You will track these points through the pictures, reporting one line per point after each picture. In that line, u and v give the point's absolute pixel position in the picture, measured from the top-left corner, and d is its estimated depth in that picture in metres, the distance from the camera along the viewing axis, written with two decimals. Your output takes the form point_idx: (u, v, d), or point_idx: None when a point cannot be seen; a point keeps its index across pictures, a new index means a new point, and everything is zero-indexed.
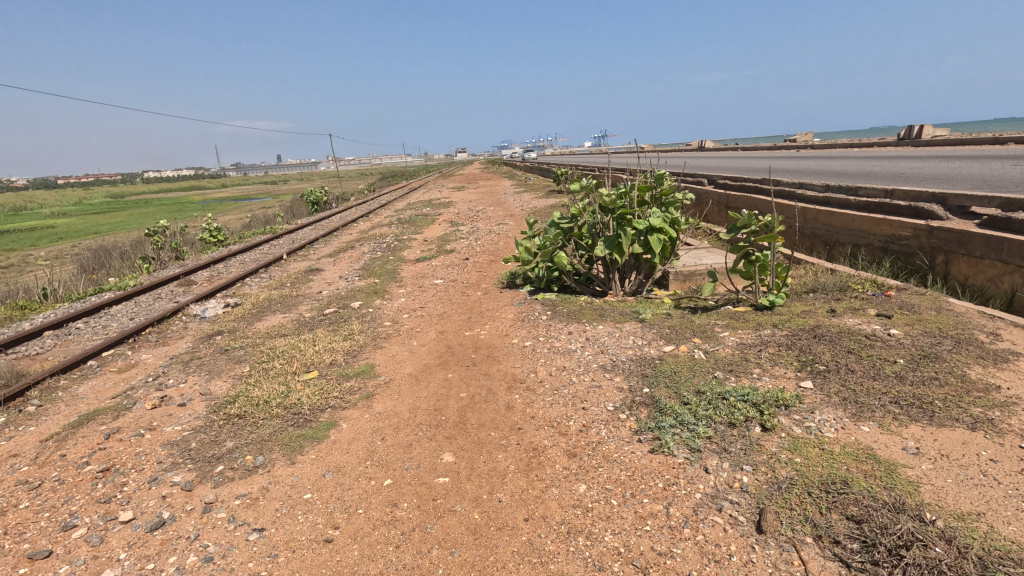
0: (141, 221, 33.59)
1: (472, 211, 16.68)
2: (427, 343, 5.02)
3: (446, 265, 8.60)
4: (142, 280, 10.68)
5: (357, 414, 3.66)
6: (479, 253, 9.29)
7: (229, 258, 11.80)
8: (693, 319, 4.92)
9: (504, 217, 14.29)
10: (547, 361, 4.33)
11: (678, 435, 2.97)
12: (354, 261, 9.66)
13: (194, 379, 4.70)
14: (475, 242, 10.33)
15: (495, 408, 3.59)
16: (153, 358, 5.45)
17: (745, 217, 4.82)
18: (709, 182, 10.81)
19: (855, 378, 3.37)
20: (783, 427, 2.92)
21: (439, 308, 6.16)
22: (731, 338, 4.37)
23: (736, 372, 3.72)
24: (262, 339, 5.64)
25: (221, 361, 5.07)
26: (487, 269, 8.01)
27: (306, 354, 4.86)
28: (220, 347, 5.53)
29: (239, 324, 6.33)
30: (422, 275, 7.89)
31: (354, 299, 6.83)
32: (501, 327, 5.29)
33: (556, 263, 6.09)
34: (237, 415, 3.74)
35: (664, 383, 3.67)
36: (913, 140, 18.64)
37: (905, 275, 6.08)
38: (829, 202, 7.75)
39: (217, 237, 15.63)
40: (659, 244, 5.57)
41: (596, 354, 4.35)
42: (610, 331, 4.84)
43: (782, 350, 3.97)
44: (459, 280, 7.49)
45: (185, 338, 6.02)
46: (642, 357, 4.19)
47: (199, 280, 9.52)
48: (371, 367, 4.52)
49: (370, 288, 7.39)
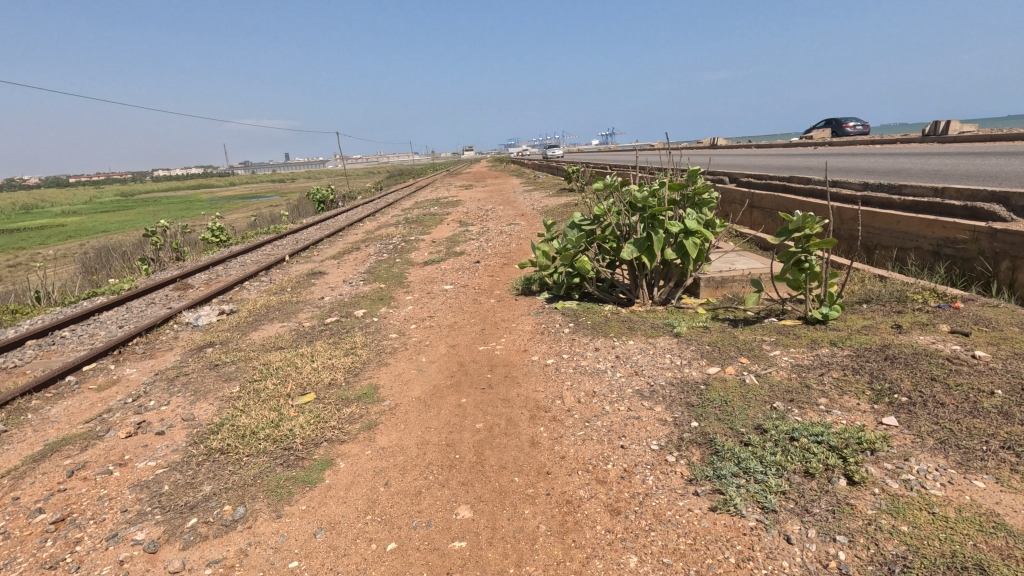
0: (147, 220, 33.37)
1: (482, 210, 16.18)
2: (437, 360, 4.51)
3: (456, 268, 8.09)
4: (139, 282, 10.25)
5: (357, 450, 3.16)
6: (490, 256, 8.77)
7: (230, 259, 11.36)
8: (736, 334, 4.38)
9: (515, 217, 13.77)
10: (574, 384, 3.80)
11: (744, 489, 2.44)
12: (359, 264, 9.17)
13: (177, 401, 4.22)
14: (486, 244, 9.81)
15: (517, 445, 3.08)
16: (137, 374, 4.97)
17: (798, 219, 4.26)
18: (733, 182, 10.23)
19: (948, 413, 2.83)
20: (875, 481, 2.38)
21: (450, 317, 5.65)
22: (783, 357, 3.82)
23: (799, 402, 3.18)
24: (257, 352, 5.15)
25: (209, 379, 4.59)
26: (500, 274, 7.49)
27: (302, 373, 4.37)
28: (210, 362, 5.05)
29: (234, 334, 5.85)
30: (431, 280, 7.39)
31: (358, 307, 6.33)
32: (519, 342, 4.77)
33: (578, 269, 5.58)
34: (219, 450, 3.25)
35: (715, 415, 3.13)
36: (939, 136, 17.95)
37: (963, 283, 5.50)
38: (870, 201, 7.16)
39: (219, 237, 15.20)
40: (693, 249, 5.06)
41: (630, 377, 3.83)
42: (643, 348, 4.31)
43: (849, 374, 3.42)
44: (470, 285, 6.98)
45: (174, 350, 5.56)
46: (684, 381, 3.66)
47: (196, 284, 9.07)
48: (374, 390, 4.01)
49: (375, 294, 6.89)
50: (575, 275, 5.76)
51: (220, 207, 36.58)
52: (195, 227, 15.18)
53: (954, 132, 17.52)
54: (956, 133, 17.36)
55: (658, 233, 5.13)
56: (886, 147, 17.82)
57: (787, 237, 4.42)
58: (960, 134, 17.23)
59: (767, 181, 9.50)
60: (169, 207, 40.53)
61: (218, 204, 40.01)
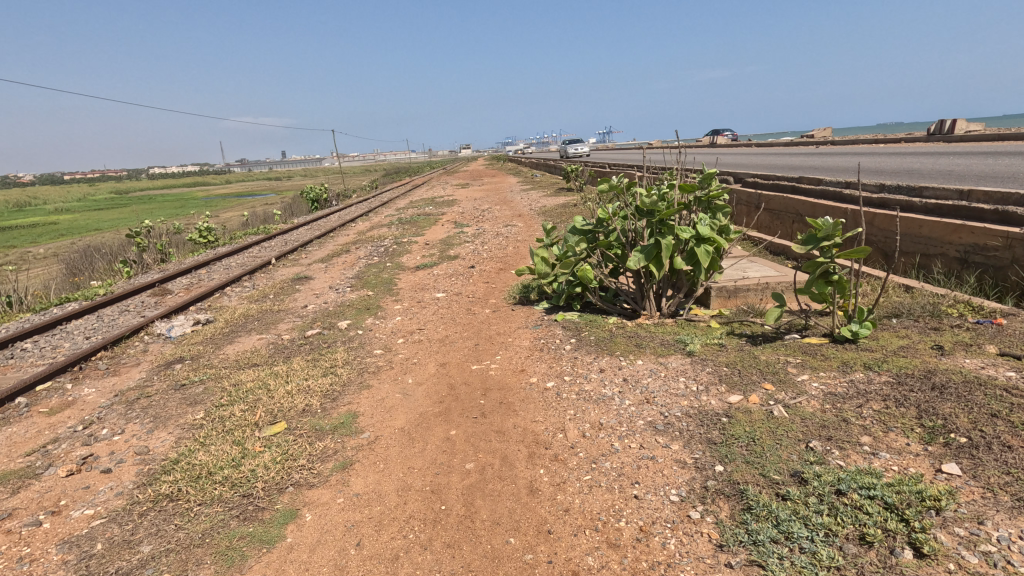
0: (138, 218, 32.77)
1: (478, 210, 15.73)
2: (425, 382, 4.07)
3: (449, 273, 7.65)
4: (118, 287, 9.78)
5: (328, 497, 2.72)
6: (485, 260, 8.32)
7: (214, 262, 10.88)
8: (756, 354, 3.95)
9: (512, 218, 13.35)
10: (578, 415, 3.37)
11: (788, 563, 2.01)
12: (347, 268, 8.74)
13: (133, 429, 3.77)
14: (481, 247, 9.35)
15: (513, 494, 2.65)
16: (95, 394, 4.52)
17: (827, 227, 3.79)
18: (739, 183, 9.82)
19: (1020, 458, 2.40)
20: (950, 554, 1.95)
21: (440, 330, 5.21)
22: (813, 384, 3.39)
23: (838, 442, 2.76)
24: (228, 370, 4.71)
25: (173, 402, 4.15)
26: (496, 281, 7.06)
27: (274, 397, 3.93)
28: (176, 380, 4.60)
29: (207, 348, 5.40)
30: (422, 287, 6.95)
31: (343, 317, 5.89)
32: (515, 360, 4.34)
33: (580, 278, 5.15)
34: (168, 497, 2.80)
35: (742, 457, 2.71)
36: (945, 136, 17.64)
37: (996, 293, 5.09)
38: (888, 204, 6.75)
39: (207, 237, 14.71)
40: (706, 258, 4.64)
41: (641, 406, 3.40)
42: (653, 370, 3.88)
43: (892, 406, 3.00)
44: (464, 293, 6.54)
45: (140, 366, 5.10)
46: (703, 412, 3.23)
47: (175, 289, 8.60)
48: (353, 419, 3.58)
49: (361, 303, 6.43)
50: (576, 284, 5.33)
51: (213, 205, 36.02)
52: (182, 228, 14.68)
53: (960, 130, 17.11)
54: (963, 132, 16.93)
55: (668, 240, 4.71)
56: (891, 146, 17.39)
57: (815, 245, 3.95)
58: (967, 132, 16.81)
59: (777, 181, 9.05)
60: (161, 206, 39.91)
61: (211, 203, 39.36)
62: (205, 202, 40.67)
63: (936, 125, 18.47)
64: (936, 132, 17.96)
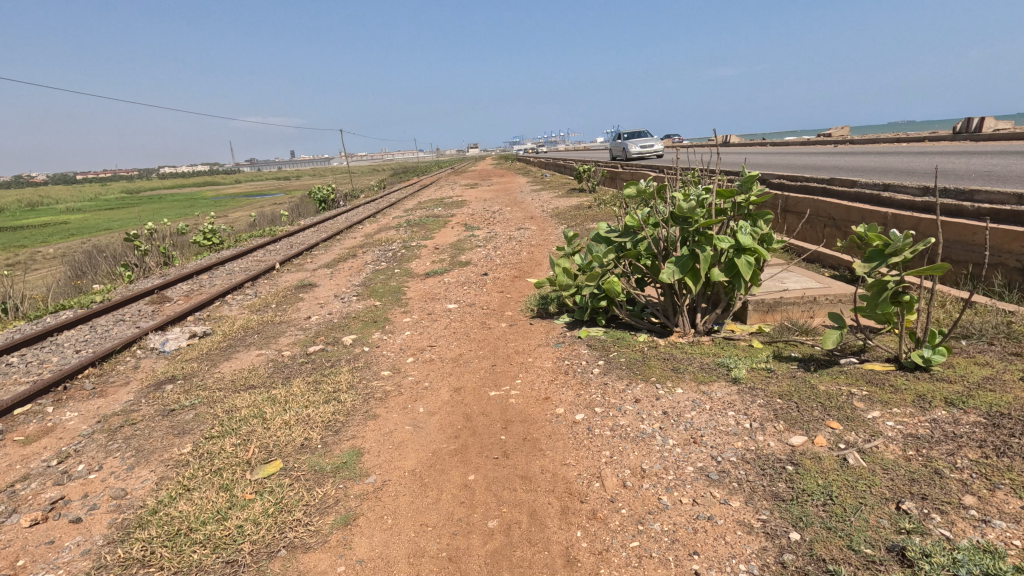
0: (146, 218, 32.69)
1: (488, 212, 15.32)
2: (438, 412, 3.65)
3: (461, 281, 7.24)
4: (117, 292, 9.42)
5: (325, 565, 2.30)
6: (498, 267, 7.88)
7: (217, 266, 10.53)
8: (813, 382, 3.49)
9: (525, 220, 12.91)
10: (615, 458, 2.93)
11: None
12: (354, 274, 8.35)
13: (112, 464, 3.37)
14: (494, 252, 8.92)
15: (546, 566, 2.22)
16: (78, 419, 4.14)
17: (900, 242, 3.29)
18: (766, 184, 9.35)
19: None
20: None
21: (453, 348, 4.78)
22: (888, 423, 2.93)
23: (937, 504, 2.29)
24: (223, 392, 4.31)
25: (159, 432, 3.75)
26: (511, 290, 6.62)
27: (270, 429, 3.52)
28: (165, 404, 4.20)
29: (202, 366, 5.00)
30: (433, 296, 6.54)
31: (348, 332, 5.49)
32: (538, 386, 3.90)
33: (607, 291, 4.69)
34: (140, 562, 2.39)
35: (821, 522, 2.26)
36: (972, 134, 17.00)
37: None
38: (934, 208, 6.26)
39: (211, 239, 14.37)
40: (748, 270, 4.17)
41: (686, 448, 2.95)
42: (696, 402, 3.42)
43: (993, 455, 2.53)
44: (477, 304, 6.12)
45: (129, 386, 4.71)
46: (762, 457, 2.78)
47: (175, 296, 8.23)
48: (357, 457, 3.15)
49: (368, 315, 6.02)
50: (602, 298, 4.88)
51: (222, 206, 35.80)
52: (187, 229, 14.34)
53: (988, 129, 16.43)
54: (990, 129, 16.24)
55: (705, 250, 4.24)
56: (914, 146, 16.75)
57: (882, 261, 3.44)
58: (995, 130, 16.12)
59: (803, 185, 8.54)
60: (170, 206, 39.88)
61: (219, 202, 39.21)
62: (213, 202, 40.55)
63: (961, 124, 17.78)
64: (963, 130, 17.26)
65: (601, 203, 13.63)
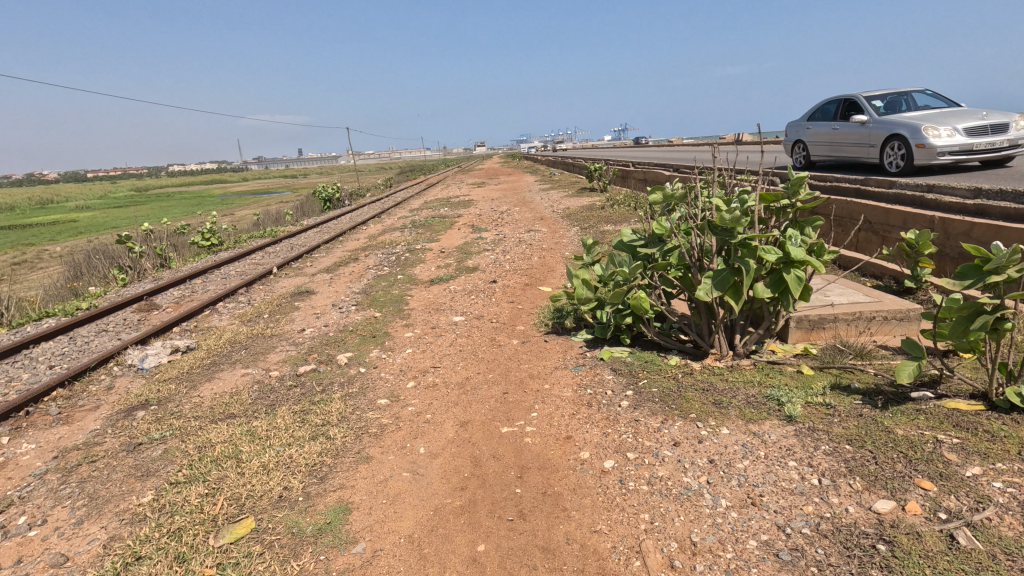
0: (149, 216, 32.40)
1: (496, 212, 14.78)
2: (441, 453, 3.12)
3: (468, 289, 6.72)
4: (107, 298, 8.95)
5: None
6: (508, 274, 7.34)
7: (213, 269, 10.05)
8: (887, 423, 2.93)
9: (534, 221, 12.37)
10: (657, 525, 2.39)
11: None
12: (354, 280, 7.85)
13: (59, 517, 2.87)
14: (502, 257, 8.38)
15: None
16: (33, 454, 3.64)
17: (1006, 258, 2.71)
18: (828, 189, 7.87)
19: None
20: None
21: (459, 370, 4.26)
22: (995, 483, 2.37)
23: None
24: (198, 422, 3.80)
25: (120, 473, 3.24)
26: (522, 301, 6.09)
27: (245, 473, 3.01)
28: (133, 436, 3.70)
29: (180, 388, 4.50)
30: (437, 307, 6.02)
31: (343, 349, 4.98)
32: (557, 423, 3.37)
33: (633, 307, 4.16)
34: None
35: None
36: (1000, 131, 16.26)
37: None
38: (989, 211, 5.66)
39: (210, 240, 13.88)
40: (799, 287, 3.64)
41: (744, 513, 2.40)
42: (747, 447, 2.87)
43: None
44: (486, 316, 5.59)
45: (97, 412, 4.21)
46: (843, 530, 2.23)
47: (164, 303, 7.75)
48: (344, 516, 2.63)
49: (366, 328, 5.50)
50: (626, 314, 4.34)
51: (227, 204, 35.44)
52: (186, 229, 13.88)
53: None
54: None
55: (749, 264, 3.71)
56: None
57: (980, 281, 2.87)
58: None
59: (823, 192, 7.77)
60: (175, 204, 39.56)
61: (223, 201, 38.89)
62: (220, 200, 40.30)
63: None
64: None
65: (614, 203, 13.06)
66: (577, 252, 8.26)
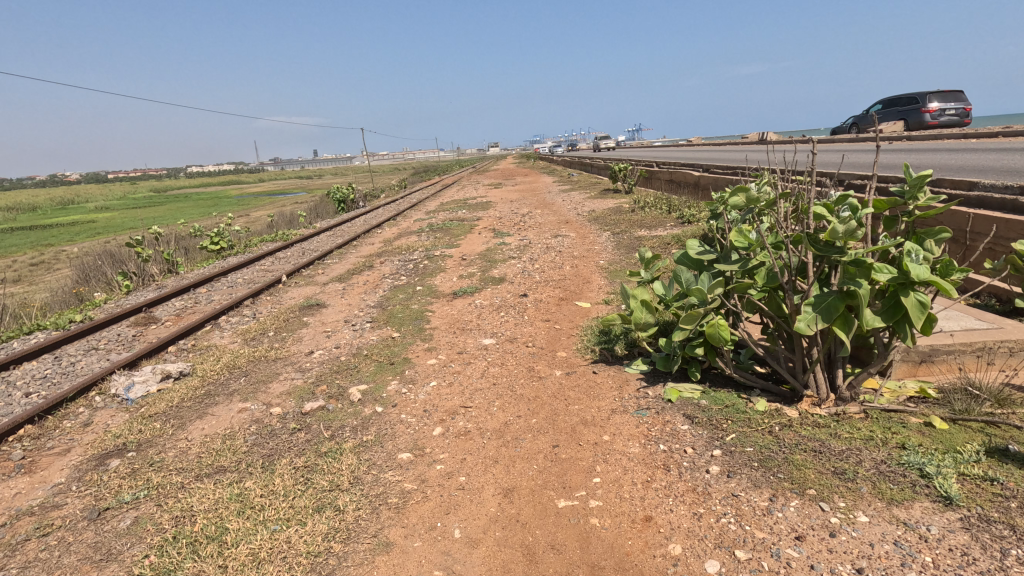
0: (164, 217, 32.19)
1: (517, 215, 14.06)
2: (483, 541, 2.39)
3: (496, 304, 5.99)
4: (106, 309, 8.36)
5: None
6: (538, 286, 6.59)
7: (219, 277, 9.43)
8: None
9: (560, 225, 11.62)
10: None
11: None
12: (369, 292, 7.15)
13: None
14: (530, 266, 7.63)
15: None
16: None
17: None
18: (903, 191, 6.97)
19: None
20: None
21: (495, 413, 3.53)
22: None
23: None
24: (181, 479, 3.11)
25: (75, 556, 2.55)
26: (560, 319, 5.34)
27: (228, 569, 2.30)
28: (101, 496, 3.02)
29: (166, 427, 3.82)
30: (463, 326, 5.29)
31: (357, 380, 4.27)
32: (629, 496, 2.62)
33: (711, 338, 3.38)
34: None
35: None
36: None
37: None
38: None
39: (220, 244, 13.32)
40: (919, 317, 2.83)
41: None
42: (903, 548, 2.10)
43: None
44: (521, 339, 4.85)
45: (65, 459, 3.54)
46: None
47: (163, 316, 7.11)
48: None
49: (383, 353, 4.79)
50: (698, 345, 3.56)
51: (242, 205, 35.11)
52: (197, 232, 13.36)
53: None
54: (935, 109, 17.97)
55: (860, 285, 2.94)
56: (984, 142, 14.91)
57: None
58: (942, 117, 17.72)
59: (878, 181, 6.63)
60: (190, 205, 39.40)
61: (238, 203, 38.55)
62: (237, 201, 40.08)
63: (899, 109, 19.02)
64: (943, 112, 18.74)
65: (645, 206, 12.26)
66: (612, 261, 7.48)
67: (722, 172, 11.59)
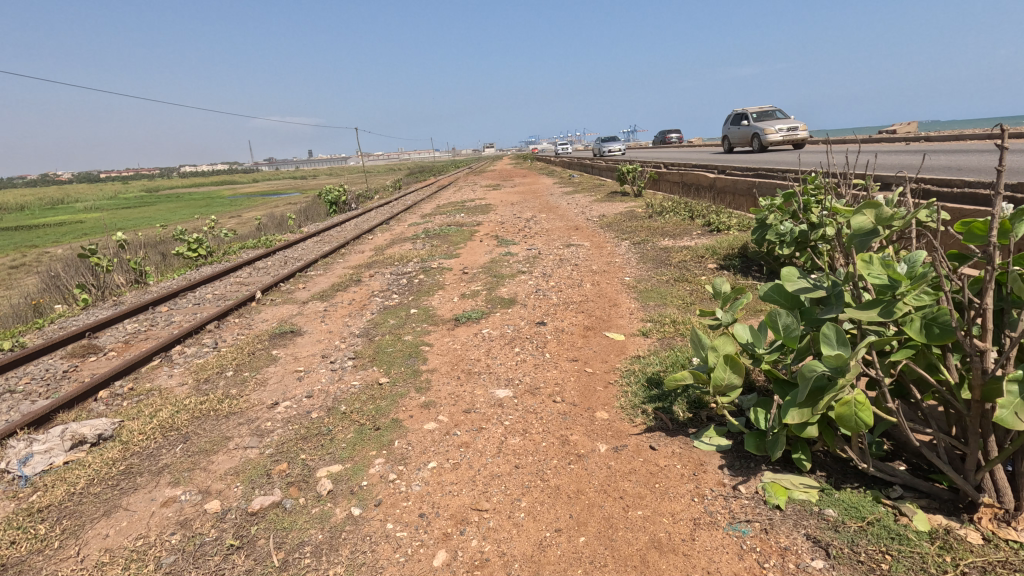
0: (148, 218, 30.94)
1: (520, 219, 13.02)
2: None
3: (508, 334, 4.90)
4: (52, 331, 7.19)
5: None
6: (556, 310, 5.51)
7: (186, 290, 8.29)
8: None
9: (571, 231, 10.61)
10: None
11: None
12: (354, 314, 6.05)
13: None
14: (543, 283, 6.56)
15: None
16: None
17: None
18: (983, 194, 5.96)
19: None
20: None
21: (521, 524, 2.44)
22: None
23: None
24: None
25: None
26: (591, 359, 4.25)
27: None
28: None
29: (52, 534, 2.68)
30: (468, 368, 4.20)
31: (330, 453, 3.16)
32: None
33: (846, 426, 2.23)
34: None
35: None
36: None
37: None
38: None
39: (198, 251, 12.19)
40: None
41: None
42: None
43: None
44: (545, 390, 3.75)
45: None
46: None
47: (109, 344, 5.95)
48: None
49: (367, 407, 3.69)
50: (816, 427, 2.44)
51: (230, 206, 33.89)
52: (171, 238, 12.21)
53: None
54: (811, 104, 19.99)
55: None
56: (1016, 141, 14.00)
57: None
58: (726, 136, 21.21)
59: (960, 186, 5.56)
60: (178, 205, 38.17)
61: (229, 203, 37.38)
62: (226, 201, 38.70)
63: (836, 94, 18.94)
64: (733, 117, 20.16)
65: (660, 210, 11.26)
66: (639, 278, 6.42)
67: (748, 172, 10.57)
